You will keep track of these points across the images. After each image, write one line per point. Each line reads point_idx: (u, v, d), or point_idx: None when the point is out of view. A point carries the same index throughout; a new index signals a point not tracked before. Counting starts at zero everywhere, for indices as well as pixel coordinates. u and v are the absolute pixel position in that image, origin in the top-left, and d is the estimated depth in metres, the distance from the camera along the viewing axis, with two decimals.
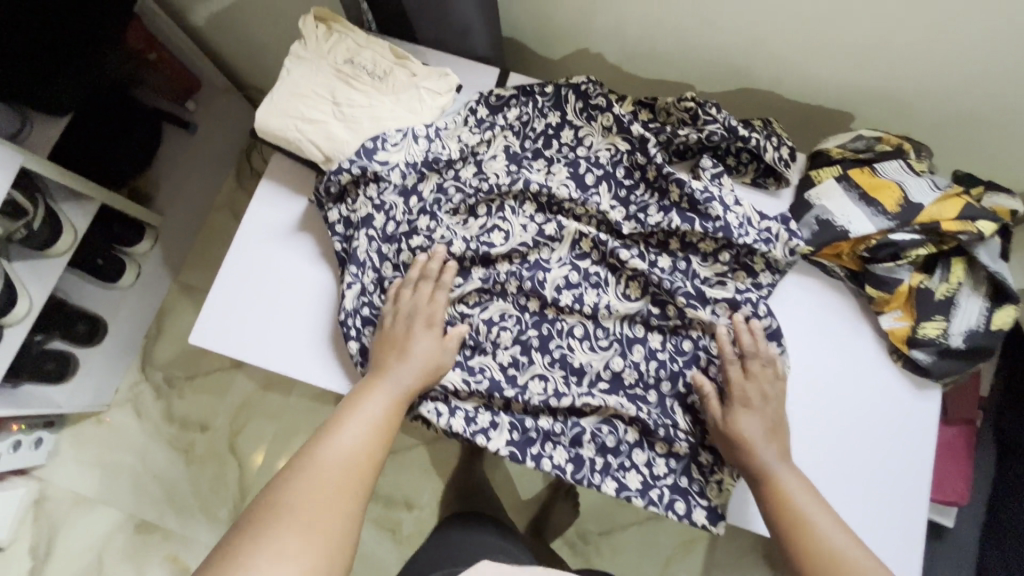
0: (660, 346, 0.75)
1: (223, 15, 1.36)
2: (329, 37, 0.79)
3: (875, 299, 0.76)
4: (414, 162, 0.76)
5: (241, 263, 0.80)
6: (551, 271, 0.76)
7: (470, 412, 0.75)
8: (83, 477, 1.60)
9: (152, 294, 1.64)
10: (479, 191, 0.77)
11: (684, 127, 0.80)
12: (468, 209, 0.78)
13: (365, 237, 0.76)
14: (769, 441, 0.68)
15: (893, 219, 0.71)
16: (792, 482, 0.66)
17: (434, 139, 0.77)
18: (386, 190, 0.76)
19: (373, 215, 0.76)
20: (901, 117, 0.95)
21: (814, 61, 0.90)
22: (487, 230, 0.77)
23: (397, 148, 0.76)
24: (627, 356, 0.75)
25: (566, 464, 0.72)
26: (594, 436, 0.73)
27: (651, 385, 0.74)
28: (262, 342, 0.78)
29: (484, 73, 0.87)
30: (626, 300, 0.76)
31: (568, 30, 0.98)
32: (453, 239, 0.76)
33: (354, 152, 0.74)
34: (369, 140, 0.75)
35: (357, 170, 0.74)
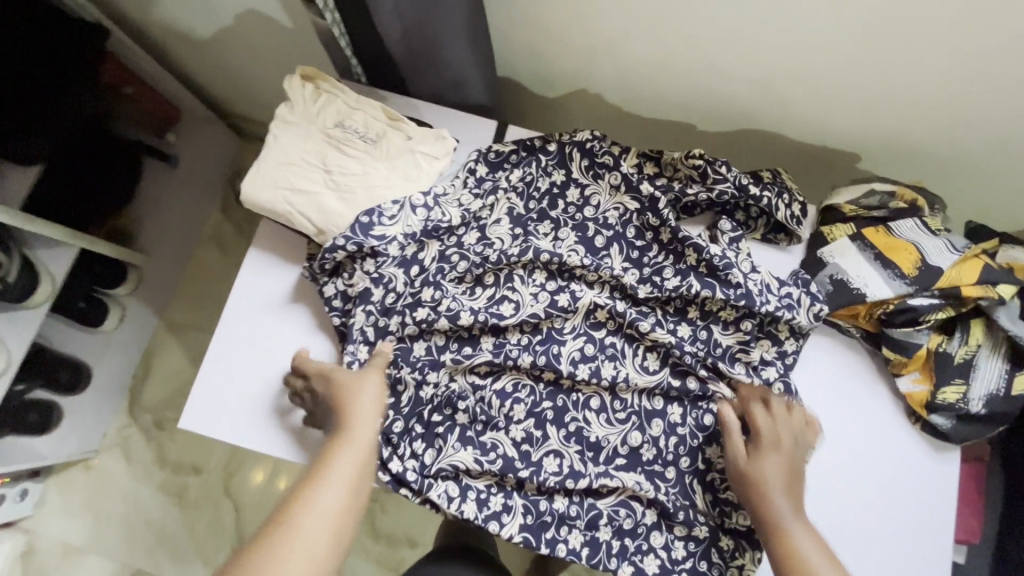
0: (680, 420, 0.73)
1: (203, 49, 1.30)
2: (317, 97, 0.74)
3: (892, 360, 0.73)
4: (413, 233, 0.73)
5: (236, 340, 0.76)
6: (566, 344, 0.75)
7: (483, 493, 0.72)
8: (73, 526, 1.55)
9: (138, 334, 1.58)
10: (486, 260, 0.74)
11: (692, 184, 0.77)
12: (474, 278, 0.75)
13: (363, 315, 0.73)
14: (786, 491, 0.66)
15: (910, 283, 0.69)
16: (804, 537, 0.63)
17: (433, 206, 0.74)
18: (385, 263, 0.73)
19: (371, 289, 0.73)
20: (909, 157, 0.93)
21: (821, 103, 0.87)
22: (496, 301, 0.74)
23: (394, 221, 0.72)
24: (646, 431, 0.73)
25: (582, 548, 0.70)
26: (614, 518, 0.71)
27: (669, 461, 0.73)
28: (261, 426, 0.74)
29: (482, 127, 0.83)
30: (646, 372, 0.74)
31: (566, 71, 0.94)
32: (457, 312, 0.72)
33: (349, 228, 0.71)
34: (364, 214, 0.71)
35: (353, 248, 0.70)
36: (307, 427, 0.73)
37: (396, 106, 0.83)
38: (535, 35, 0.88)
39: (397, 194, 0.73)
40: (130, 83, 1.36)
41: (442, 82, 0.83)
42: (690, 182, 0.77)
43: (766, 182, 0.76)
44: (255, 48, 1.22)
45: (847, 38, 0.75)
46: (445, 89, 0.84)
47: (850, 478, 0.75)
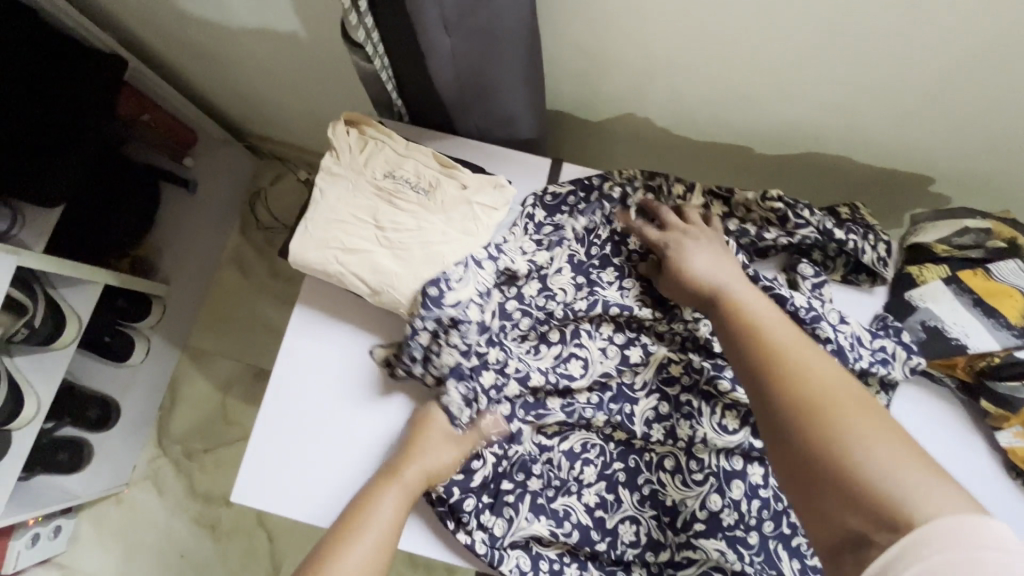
0: (762, 483, 0.69)
1: (220, 73, 1.24)
2: (363, 146, 0.69)
3: (992, 413, 0.68)
4: (486, 288, 0.68)
5: (288, 408, 0.71)
6: (643, 405, 0.71)
7: (556, 562, 0.69)
8: (108, 561, 1.53)
9: (163, 365, 1.54)
10: (551, 317, 0.70)
11: (770, 228, 0.71)
12: (539, 335, 0.71)
13: (457, 389, 0.67)
14: (717, 262, 0.64)
15: (1018, 333, 0.65)
16: (744, 298, 0.60)
17: (498, 256, 0.69)
18: (469, 332, 0.67)
19: (460, 363, 0.67)
20: (988, 182, 0.87)
21: (898, 126, 0.81)
22: (563, 360, 0.70)
23: (462, 282, 0.66)
24: (725, 494, 0.68)
25: None
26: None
27: (752, 525, 0.68)
28: (318, 501, 0.69)
29: (535, 167, 0.78)
30: (725, 431, 0.68)
31: (617, 98, 0.88)
32: (529, 373, 0.68)
33: (421, 304, 0.65)
34: (431, 285, 0.65)
35: (433, 323, 0.65)
36: None
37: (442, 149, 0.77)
38: (586, 64, 0.81)
39: (455, 250, 0.67)
40: (147, 111, 1.27)
41: (492, 119, 0.77)
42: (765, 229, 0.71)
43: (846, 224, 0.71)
44: (276, 72, 1.16)
45: (936, 61, 0.69)
46: (494, 126, 0.79)
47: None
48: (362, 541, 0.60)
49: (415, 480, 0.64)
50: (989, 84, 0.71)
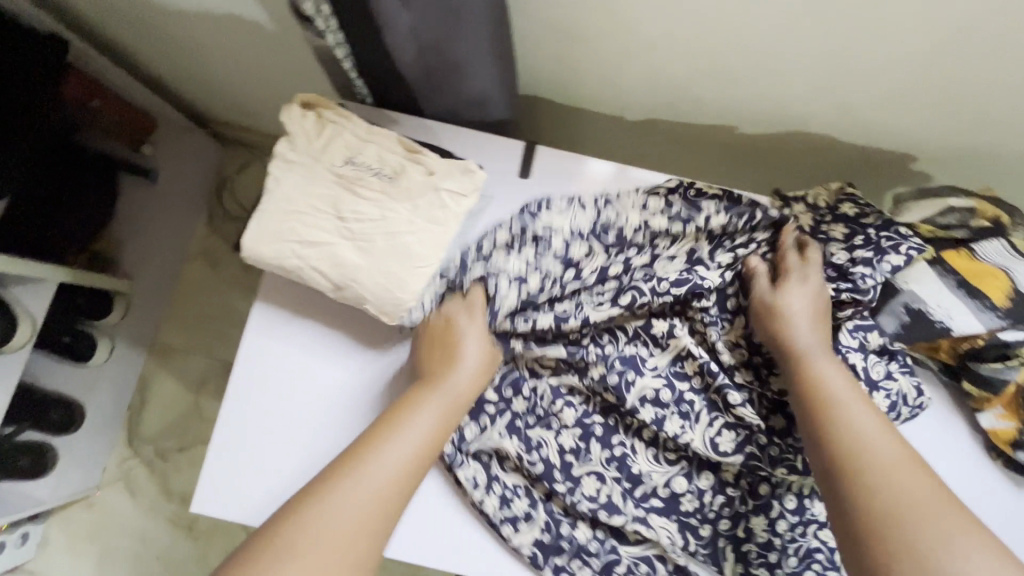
0: (731, 481, 0.67)
1: (174, 56, 1.17)
2: (320, 130, 0.64)
3: (974, 395, 0.67)
4: (580, 229, 0.69)
5: (258, 404, 0.68)
6: (646, 379, 0.67)
7: (508, 491, 0.67)
8: (82, 565, 1.48)
9: (130, 364, 1.48)
10: (622, 286, 0.68)
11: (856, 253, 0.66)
12: (615, 293, 0.68)
13: (511, 293, 0.67)
14: (813, 327, 0.63)
15: (1003, 315, 0.63)
16: (827, 369, 0.61)
17: (605, 208, 0.70)
18: (545, 254, 0.68)
19: (527, 276, 0.67)
20: (967, 161, 0.85)
21: (879, 104, 0.79)
22: (620, 301, 0.67)
23: (562, 211, 0.69)
24: (692, 481, 0.67)
25: None
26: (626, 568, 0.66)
27: (708, 519, 0.67)
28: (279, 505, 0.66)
29: (508, 150, 0.74)
30: (715, 449, 0.66)
31: (592, 78, 0.84)
32: (568, 314, 0.67)
33: (519, 213, 0.69)
34: (533, 202, 0.70)
35: (517, 229, 0.68)
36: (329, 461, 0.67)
37: (411, 131, 0.73)
38: (560, 42, 0.77)
39: (422, 240, 0.63)
40: (98, 96, 1.19)
41: (460, 100, 0.72)
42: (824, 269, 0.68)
43: (884, 261, 0.64)
44: (234, 55, 1.09)
45: (917, 37, 0.66)
46: (463, 109, 0.74)
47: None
48: (397, 448, 0.59)
49: (454, 401, 0.63)
50: (970, 60, 0.69)
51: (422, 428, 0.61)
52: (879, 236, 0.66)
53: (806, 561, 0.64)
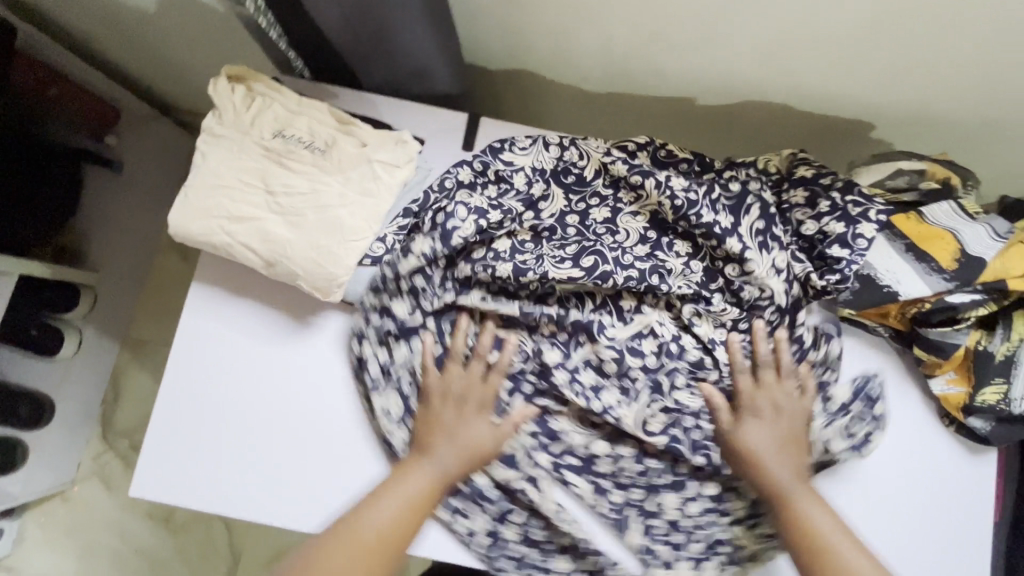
0: (653, 453, 0.66)
1: (126, 41, 1.13)
2: (249, 103, 0.62)
3: (925, 361, 0.66)
4: (542, 168, 0.69)
5: (200, 389, 0.67)
6: (598, 343, 0.66)
7: None
8: (60, 560, 1.45)
9: (102, 357, 1.45)
10: (586, 247, 0.66)
11: (831, 222, 0.65)
12: (579, 252, 0.66)
13: (470, 220, 0.64)
14: (781, 452, 0.63)
15: (951, 278, 0.61)
16: (813, 507, 0.61)
17: (569, 147, 0.69)
18: (508, 193, 0.68)
19: (489, 211, 0.65)
20: (925, 129, 0.83)
21: (833, 71, 0.77)
22: (583, 260, 0.66)
23: (525, 152, 0.69)
24: (615, 447, 0.66)
25: (484, 534, 0.65)
26: (519, 518, 0.66)
27: (623, 484, 0.66)
28: (218, 493, 0.65)
29: (451, 123, 0.73)
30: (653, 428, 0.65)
31: (541, 48, 0.82)
32: (528, 266, 0.64)
33: (480, 149, 0.69)
34: (495, 140, 0.69)
35: (479, 165, 0.68)
36: (273, 442, 0.66)
37: (347, 103, 0.71)
38: (505, 8, 0.75)
39: (354, 214, 0.61)
40: (55, 84, 1.15)
41: (400, 71, 0.71)
42: (794, 240, 0.68)
43: (856, 235, 0.64)
44: (183, 39, 1.06)
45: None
46: (404, 81, 0.73)
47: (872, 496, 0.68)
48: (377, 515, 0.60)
49: (450, 468, 0.63)
50: (921, 22, 0.66)
51: (414, 490, 0.61)
52: (844, 202, 0.65)
53: (709, 545, 0.65)
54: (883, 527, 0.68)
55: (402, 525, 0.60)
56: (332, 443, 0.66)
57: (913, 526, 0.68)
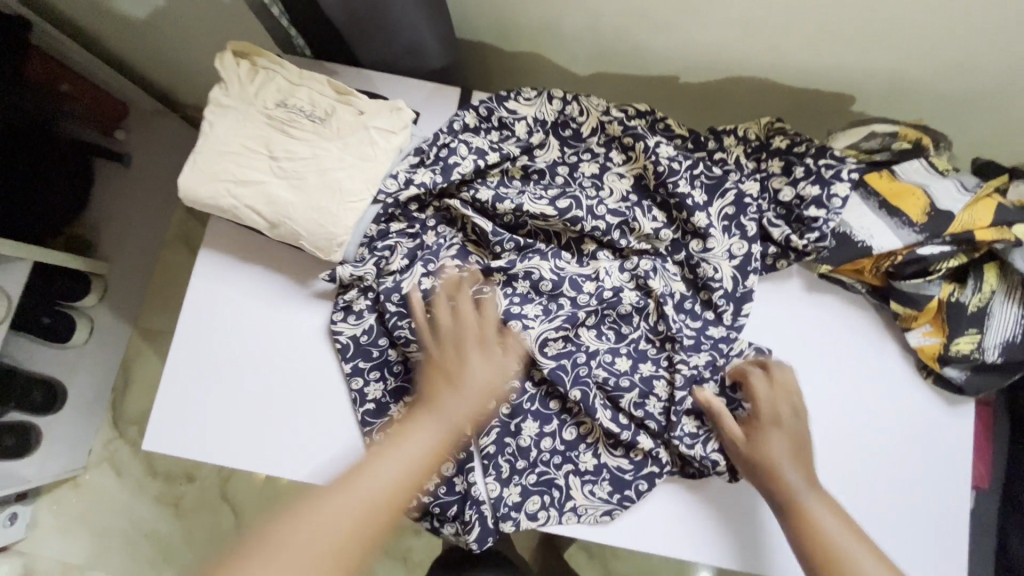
0: (615, 409, 0.70)
1: (132, 38, 1.16)
2: (253, 76, 0.67)
3: (901, 314, 0.69)
4: (544, 120, 0.74)
5: (202, 350, 0.71)
6: (546, 263, 0.71)
7: (394, 362, 0.70)
8: (72, 543, 1.41)
9: (114, 346, 1.43)
10: (565, 192, 0.72)
11: (808, 184, 0.69)
12: (557, 194, 0.72)
13: (468, 158, 0.70)
14: (795, 463, 0.64)
15: (920, 231, 0.64)
16: (824, 515, 0.61)
17: (570, 102, 0.75)
18: (508, 140, 0.73)
19: (487, 151, 0.71)
20: (904, 101, 0.86)
21: (810, 46, 0.80)
22: (564, 204, 0.70)
23: (530, 103, 0.73)
24: (567, 378, 0.69)
25: (370, 408, 0.69)
26: (411, 403, 0.69)
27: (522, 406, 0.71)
28: (217, 445, 0.69)
29: (444, 99, 0.77)
30: (616, 373, 0.70)
31: (530, 27, 0.86)
32: (507, 197, 0.70)
33: (487, 96, 0.74)
34: (504, 90, 0.74)
35: (484, 111, 0.73)
36: (273, 398, 0.70)
37: (348, 80, 0.76)
38: None
39: (353, 176, 0.65)
40: (64, 79, 1.17)
41: (396, 48, 0.74)
42: (773, 207, 0.71)
43: (832, 195, 0.67)
44: (190, 36, 1.09)
45: None
46: (400, 57, 0.76)
47: (839, 450, 0.71)
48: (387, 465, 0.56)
49: (456, 413, 0.61)
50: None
51: (422, 444, 0.58)
52: (818, 166, 0.69)
53: (545, 487, 0.69)
54: (856, 477, 0.71)
55: (410, 487, 0.56)
56: (324, 401, 0.70)
57: (888, 477, 0.71)
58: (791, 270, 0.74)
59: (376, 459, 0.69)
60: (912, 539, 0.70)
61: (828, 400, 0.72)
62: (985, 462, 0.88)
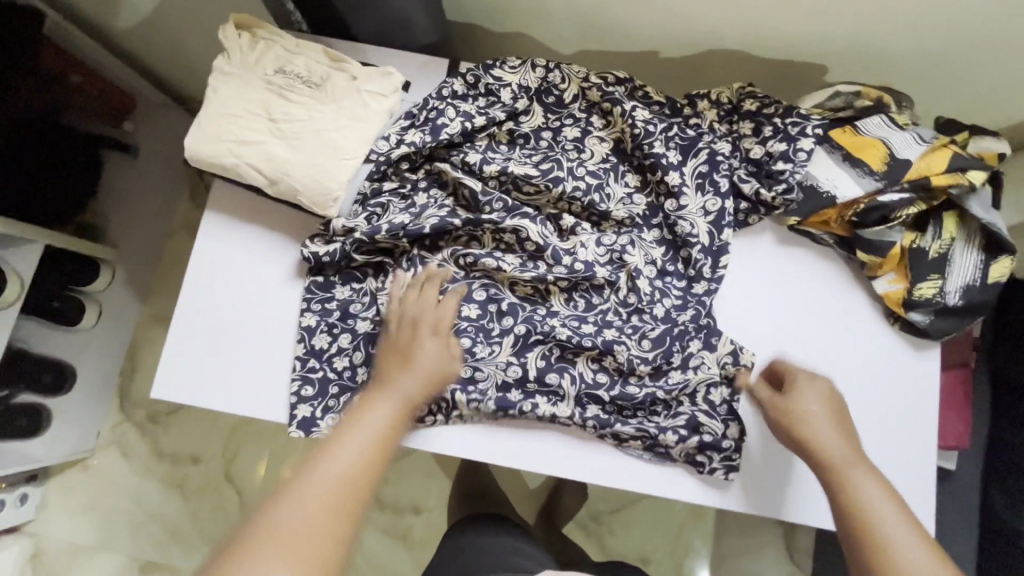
0: (574, 360, 0.73)
1: (145, 37, 1.19)
2: (254, 46, 0.72)
3: (867, 264, 0.73)
4: (528, 86, 0.78)
5: (208, 306, 0.76)
6: (534, 225, 0.74)
7: (360, 277, 0.77)
8: (79, 525, 1.36)
9: (123, 328, 1.39)
10: (549, 156, 0.76)
11: (776, 141, 0.73)
12: (540, 159, 0.76)
13: (456, 120, 0.74)
14: (836, 432, 0.64)
15: (881, 178, 0.69)
16: (871, 487, 0.60)
17: (552, 70, 0.79)
18: (494, 105, 0.77)
19: (474, 115, 0.75)
20: (873, 74, 0.90)
21: (777, 22, 0.84)
22: (549, 169, 0.74)
23: (515, 71, 0.78)
24: (518, 316, 0.73)
25: (317, 288, 0.76)
26: (358, 289, 0.77)
27: (494, 340, 0.73)
28: (225, 393, 0.75)
29: (433, 69, 0.82)
30: (582, 334, 0.72)
31: (517, 7, 0.91)
32: (493, 160, 0.75)
33: (474, 64, 0.78)
34: (490, 59, 0.79)
35: (472, 78, 0.77)
36: (272, 349, 0.76)
37: (340, 50, 0.81)
38: None
39: (346, 137, 0.70)
40: (78, 71, 1.18)
41: (386, 26, 0.80)
42: (744, 165, 0.75)
43: (798, 150, 0.72)
44: (196, 29, 1.13)
45: None
46: (390, 31, 0.80)
47: None
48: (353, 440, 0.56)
49: (414, 388, 0.63)
50: None
51: (379, 419, 0.59)
52: (785, 124, 0.73)
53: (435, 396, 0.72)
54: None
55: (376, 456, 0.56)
56: (319, 355, 0.74)
57: (861, 426, 0.74)
58: (763, 225, 0.78)
59: (314, 347, 0.75)
60: (884, 479, 0.73)
61: (798, 345, 0.75)
62: (963, 422, 0.86)
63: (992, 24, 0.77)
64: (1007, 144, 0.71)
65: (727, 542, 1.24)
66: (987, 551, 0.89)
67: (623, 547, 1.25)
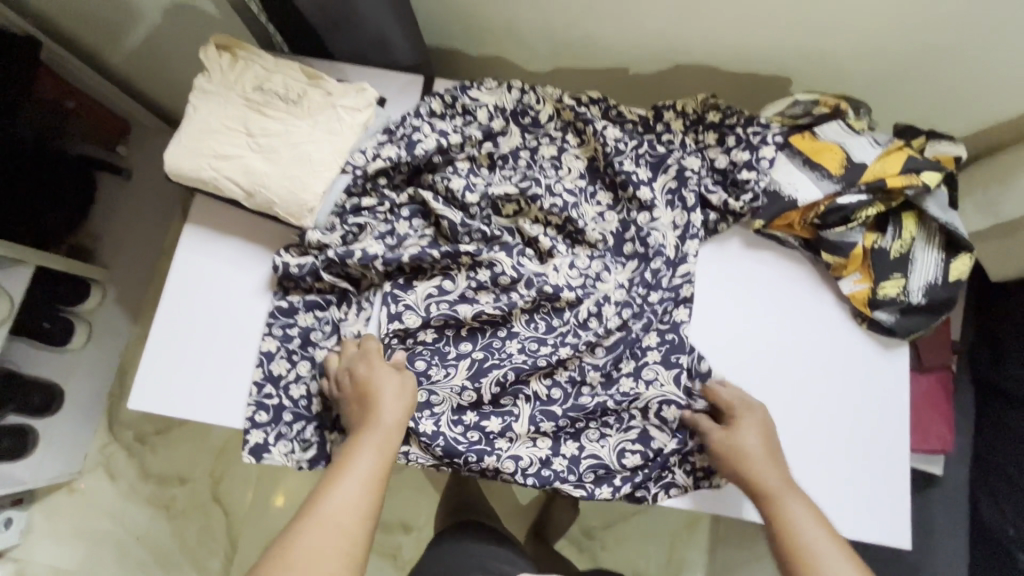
0: (529, 380, 0.74)
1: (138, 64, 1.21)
2: (234, 65, 0.75)
3: (832, 265, 0.75)
4: (503, 107, 0.80)
5: (184, 320, 0.78)
6: (508, 259, 0.75)
7: (319, 307, 0.78)
8: (64, 549, 1.34)
9: (113, 349, 1.38)
10: (527, 173, 0.78)
11: (739, 149, 0.76)
12: (519, 177, 0.78)
13: (432, 137, 0.77)
14: (770, 459, 0.66)
15: (838, 181, 0.72)
16: (800, 510, 0.62)
17: (528, 92, 0.81)
18: (471, 124, 0.80)
19: (448, 134, 0.78)
20: (840, 83, 0.93)
21: (743, 39, 0.88)
22: (526, 182, 0.77)
23: (492, 92, 0.81)
24: (478, 343, 0.75)
25: (279, 316, 0.77)
26: (322, 316, 0.78)
27: (448, 364, 0.74)
28: (200, 403, 0.76)
29: (408, 85, 0.85)
30: (537, 357, 0.73)
31: (494, 26, 0.94)
32: (476, 186, 0.77)
33: (453, 86, 0.81)
34: (466, 80, 0.81)
35: (449, 98, 0.80)
36: (246, 360, 0.77)
37: (320, 68, 0.84)
38: None
39: (322, 149, 0.73)
40: (72, 96, 1.17)
41: (363, 45, 0.83)
42: (710, 175, 0.78)
43: (760, 158, 0.74)
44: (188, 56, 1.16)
45: None
46: (369, 50, 0.83)
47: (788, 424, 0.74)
48: (347, 485, 0.59)
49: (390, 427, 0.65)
50: None
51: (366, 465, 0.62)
52: (747, 133, 0.76)
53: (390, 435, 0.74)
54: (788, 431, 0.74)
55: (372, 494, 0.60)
56: (290, 365, 0.76)
57: (832, 441, 0.74)
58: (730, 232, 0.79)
59: (278, 377, 0.75)
60: (868, 480, 0.73)
61: (752, 357, 0.76)
62: (948, 425, 0.84)
63: (949, 34, 0.80)
64: (961, 147, 0.74)
65: (719, 553, 1.23)
66: (976, 557, 0.88)
67: (616, 561, 1.23)
